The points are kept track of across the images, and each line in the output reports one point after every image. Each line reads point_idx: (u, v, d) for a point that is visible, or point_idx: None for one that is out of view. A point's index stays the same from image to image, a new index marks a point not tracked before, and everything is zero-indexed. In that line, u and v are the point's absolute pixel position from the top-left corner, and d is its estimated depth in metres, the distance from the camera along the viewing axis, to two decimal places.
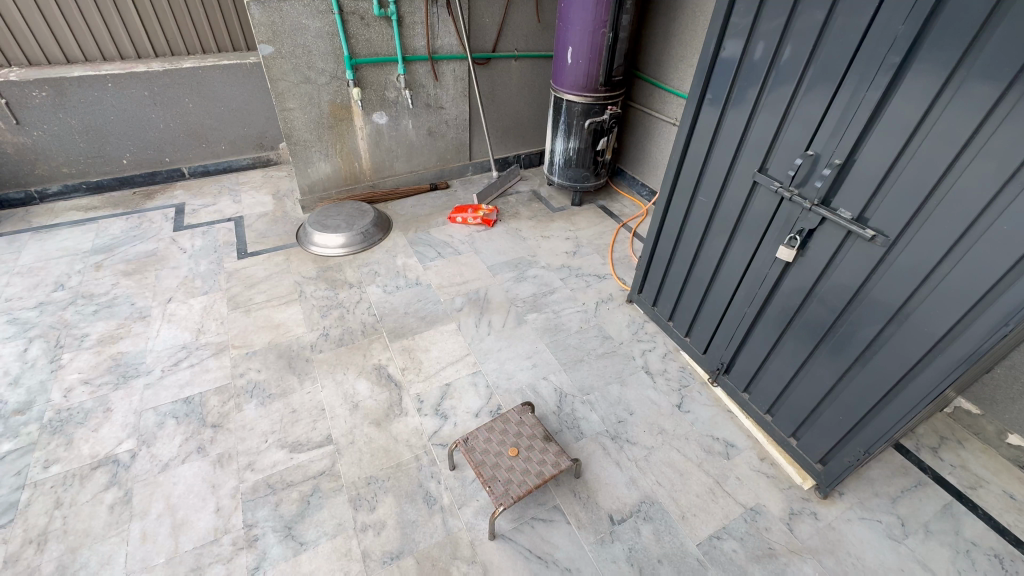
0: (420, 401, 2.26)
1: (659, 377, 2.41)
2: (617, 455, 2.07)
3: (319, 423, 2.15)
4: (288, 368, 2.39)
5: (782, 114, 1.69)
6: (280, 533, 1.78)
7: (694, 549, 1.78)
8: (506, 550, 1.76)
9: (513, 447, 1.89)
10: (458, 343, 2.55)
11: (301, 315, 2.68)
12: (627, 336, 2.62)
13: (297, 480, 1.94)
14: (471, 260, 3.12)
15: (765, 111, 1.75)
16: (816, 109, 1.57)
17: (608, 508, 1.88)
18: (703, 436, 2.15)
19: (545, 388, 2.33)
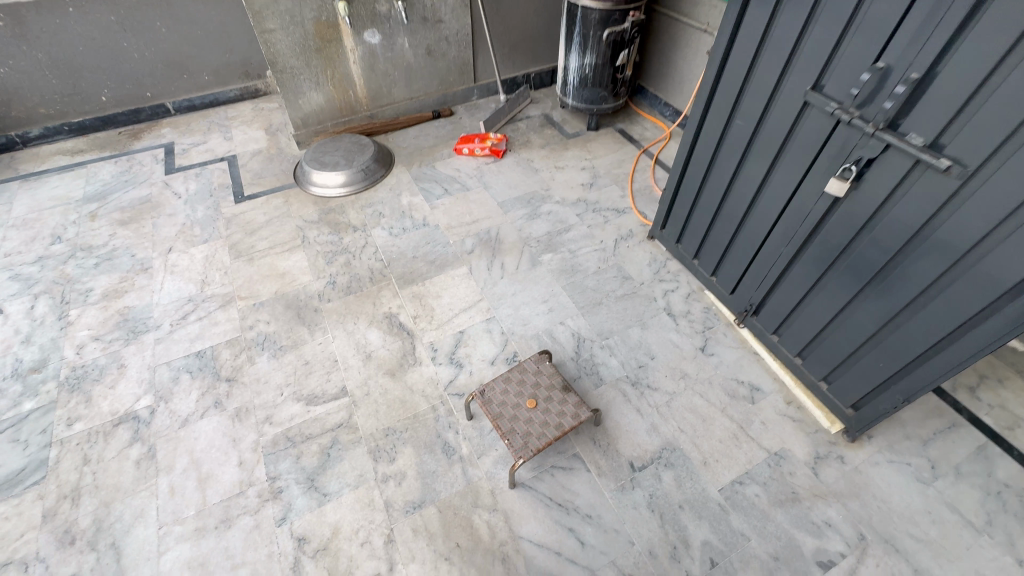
0: (434, 349, 2.20)
1: (682, 319, 2.29)
2: (638, 402, 2.01)
3: (332, 375, 2.12)
4: (298, 319, 2.32)
5: (849, 16, 1.39)
6: (304, 485, 1.81)
7: (716, 495, 1.76)
8: (527, 498, 1.76)
9: (531, 398, 1.84)
10: (471, 287, 2.44)
11: (306, 263, 2.57)
12: (648, 275, 2.48)
13: (316, 432, 1.94)
14: (480, 196, 2.92)
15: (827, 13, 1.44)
16: (895, 8, 1.28)
17: (629, 455, 1.86)
18: (727, 380, 2.07)
19: (563, 334, 2.24)
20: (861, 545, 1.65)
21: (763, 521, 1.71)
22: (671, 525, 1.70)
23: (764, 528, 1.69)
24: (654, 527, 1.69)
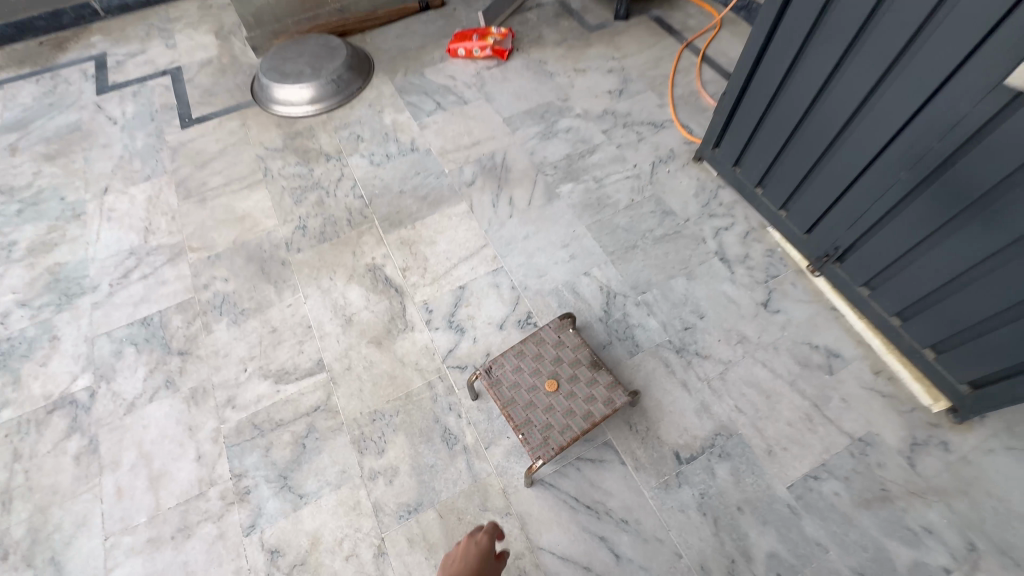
0: (428, 310, 1.78)
1: (739, 266, 1.82)
2: (684, 374, 1.60)
3: (305, 345, 1.73)
4: (261, 274, 1.89)
5: None
6: (275, 484, 1.48)
7: (784, 494, 1.41)
8: (547, 499, 1.43)
9: (552, 380, 1.44)
10: (473, 230, 1.96)
11: (269, 202, 2.09)
12: (694, 209, 1.96)
13: (288, 418, 1.59)
14: (481, 111, 2.34)
15: None
16: None
17: (673, 444, 1.48)
18: (797, 346, 1.64)
19: (588, 288, 1.79)
20: (971, 558, 1.31)
21: (844, 527, 1.36)
22: (728, 532, 1.36)
23: (845, 536, 1.35)
24: (706, 536, 1.36)
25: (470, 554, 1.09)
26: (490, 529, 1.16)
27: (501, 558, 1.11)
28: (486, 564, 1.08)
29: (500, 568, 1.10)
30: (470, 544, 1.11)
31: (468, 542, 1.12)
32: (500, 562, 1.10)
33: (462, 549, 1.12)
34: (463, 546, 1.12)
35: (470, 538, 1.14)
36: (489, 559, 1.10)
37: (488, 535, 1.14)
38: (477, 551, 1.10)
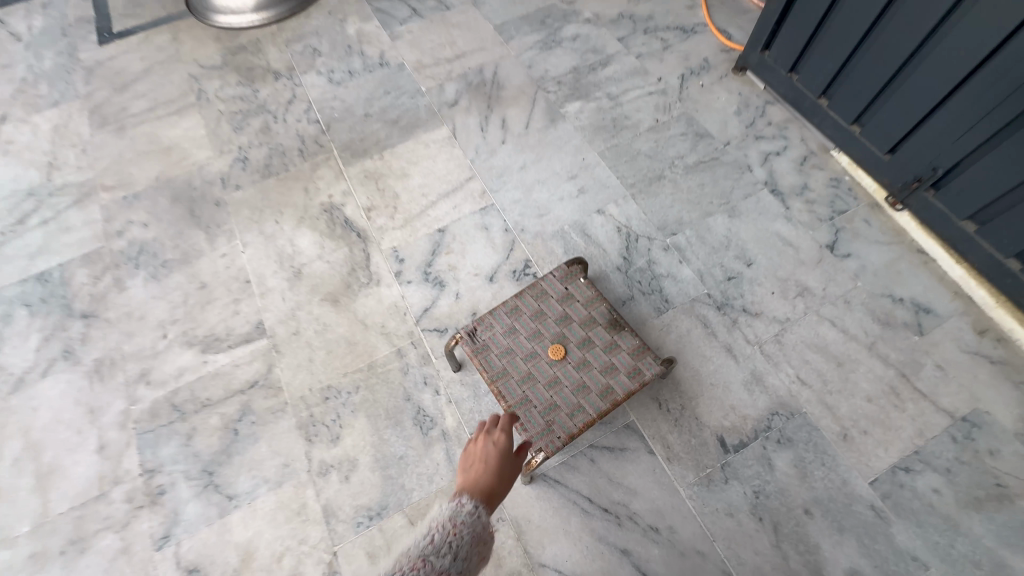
0: (398, 259, 1.40)
1: (795, 199, 1.42)
2: (729, 337, 1.23)
3: (241, 305, 1.35)
4: (189, 217, 1.50)
5: None
6: (197, 483, 1.14)
7: (865, 492, 1.06)
8: (551, 500, 1.08)
9: (558, 346, 1.06)
10: (455, 161, 1.55)
11: (203, 130, 1.68)
12: (736, 131, 1.55)
13: (216, 397, 1.23)
14: (466, 17, 1.88)
15: None
16: None
17: (716, 427, 1.13)
18: (873, 299, 1.27)
19: (602, 229, 1.40)
20: None
21: (948, 537, 1.02)
22: (792, 543, 1.02)
23: (950, 547, 1.01)
24: (763, 549, 1.02)
25: (489, 457, 0.89)
26: (507, 423, 0.95)
27: (522, 453, 0.92)
28: (508, 466, 0.89)
29: (521, 464, 0.92)
30: (486, 446, 0.91)
31: (483, 444, 0.91)
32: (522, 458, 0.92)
33: (477, 450, 0.92)
34: (479, 447, 0.92)
35: (484, 437, 0.93)
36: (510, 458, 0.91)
37: (507, 431, 0.93)
38: (496, 453, 0.90)
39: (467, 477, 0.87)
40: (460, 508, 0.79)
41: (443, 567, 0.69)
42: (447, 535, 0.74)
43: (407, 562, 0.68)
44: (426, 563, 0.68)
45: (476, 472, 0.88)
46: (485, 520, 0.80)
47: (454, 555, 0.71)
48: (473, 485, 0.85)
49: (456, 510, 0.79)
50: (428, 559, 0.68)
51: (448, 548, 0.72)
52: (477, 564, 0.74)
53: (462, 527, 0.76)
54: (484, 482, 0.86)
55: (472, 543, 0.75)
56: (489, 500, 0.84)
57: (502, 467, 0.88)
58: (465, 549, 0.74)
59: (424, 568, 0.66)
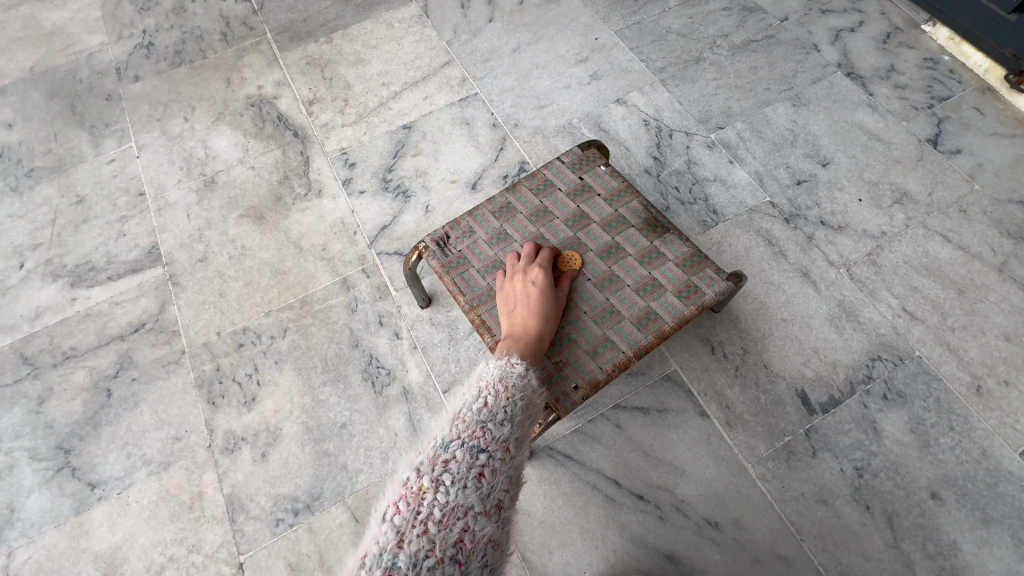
0: (349, 164, 1.03)
1: (880, 84, 1.06)
2: (803, 258, 0.89)
3: (129, 225, 0.98)
4: (70, 115, 1.12)
5: None
6: (46, 466, 0.79)
7: (1017, 467, 0.73)
8: (560, 484, 0.74)
9: (573, 255, 0.71)
10: (427, 43, 1.18)
11: (96, 11, 1.28)
12: (794, 3, 1.18)
13: (85, 346, 0.87)
14: None
15: None
16: None
17: (794, 379, 0.79)
18: (998, 207, 0.92)
19: (623, 123, 1.04)
20: None
21: None
22: (916, 544, 0.69)
23: None
24: (876, 554, 0.69)
25: (530, 299, 0.65)
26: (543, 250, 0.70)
27: (568, 287, 0.68)
28: (555, 303, 0.66)
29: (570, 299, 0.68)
30: (524, 286, 0.65)
31: (518, 284, 0.66)
32: (569, 292, 0.68)
33: (511, 290, 0.67)
34: (512, 289, 0.66)
35: (517, 271, 0.68)
36: (556, 292, 0.66)
37: (546, 259, 0.68)
38: (538, 293, 0.65)
39: (506, 328, 0.64)
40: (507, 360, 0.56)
41: (505, 438, 0.46)
42: (504, 396, 0.49)
43: (460, 427, 0.45)
44: (486, 433, 0.45)
45: (518, 317, 0.64)
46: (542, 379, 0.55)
47: (516, 423, 0.47)
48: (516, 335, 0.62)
49: (503, 370, 0.52)
50: (488, 426, 0.45)
51: (507, 412, 0.47)
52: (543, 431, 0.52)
53: (521, 387, 0.50)
54: (528, 330, 0.62)
55: (539, 405, 0.52)
56: (540, 352, 0.61)
57: (548, 306, 0.64)
58: (527, 416, 0.49)
59: (483, 440, 0.44)
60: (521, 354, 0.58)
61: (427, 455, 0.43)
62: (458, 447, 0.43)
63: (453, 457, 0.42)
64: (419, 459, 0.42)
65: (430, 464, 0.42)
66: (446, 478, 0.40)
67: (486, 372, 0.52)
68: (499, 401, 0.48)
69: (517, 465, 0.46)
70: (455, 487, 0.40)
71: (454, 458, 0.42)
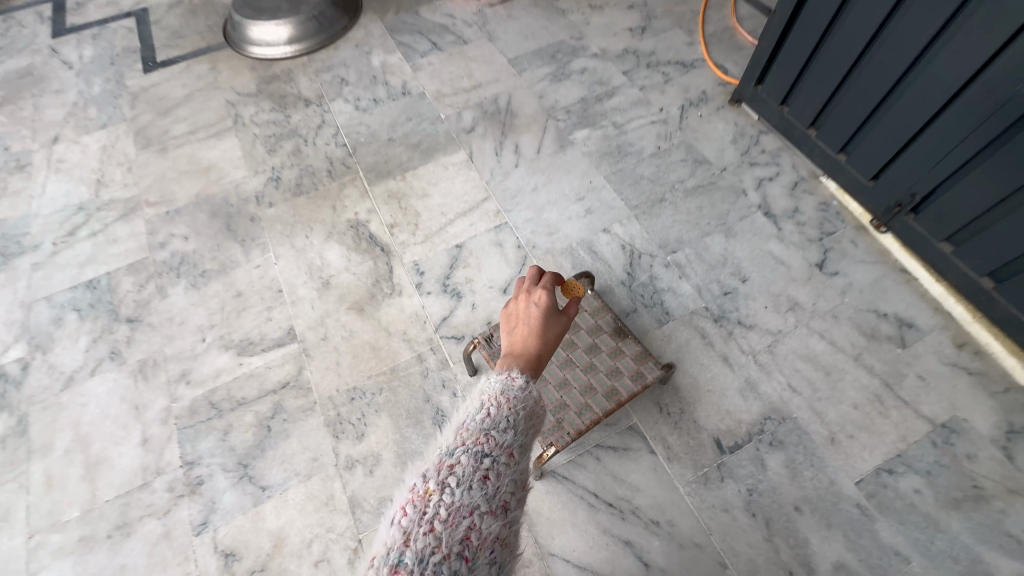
0: (419, 272, 1.51)
1: (787, 221, 1.53)
2: (725, 348, 1.33)
3: (273, 312, 1.47)
4: (226, 231, 1.63)
5: None
6: (233, 475, 1.24)
7: (853, 492, 1.14)
8: (560, 495, 1.17)
9: (577, 285, 1.14)
10: (472, 182, 1.68)
11: (239, 152, 1.82)
12: (732, 158, 1.67)
13: (251, 396, 1.34)
14: (483, 50, 2.04)
15: None
16: None
17: (713, 430, 1.22)
18: (859, 314, 1.37)
19: (608, 247, 1.52)
20: None
21: (928, 533, 1.10)
22: (784, 538, 1.10)
23: (930, 544, 1.09)
24: (756, 543, 1.10)
25: (530, 313, 0.88)
26: (548, 287, 0.93)
27: (561, 310, 0.89)
28: (553, 327, 0.86)
29: (562, 319, 0.89)
30: (528, 306, 0.89)
31: (523, 304, 0.90)
32: (562, 313, 0.89)
33: (517, 312, 0.89)
34: (519, 307, 0.90)
35: (524, 300, 0.91)
36: (552, 316, 0.87)
37: (548, 293, 0.91)
38: (536, 310, 0.88)
39: (509, 332, 0.86)
40: (508, 370, 0.73)
41: (505, 446, 0.60)
42: (504, 410, 0.64)
43: (467, 438, 0.59)
44: (487, 442, 0.59)
45: (521, 335, 0.83)
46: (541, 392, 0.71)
47: (514, 433, 0.62)
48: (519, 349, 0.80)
49: (504, 387, 0.68)
50: (489, 437, 0.60)
51: (506, 424, 0.62)
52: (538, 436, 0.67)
53: (518, 402, 0.65)
54: (527, 335, 0.83)
55: (534, 416, 0.67)
56: (534, 353, 0.79)
57: (548, 329, 0.84)
58: (524, 426, 0.64)
59: (486, 448, 0.59)
60: (518, 353, 0.79)
61: (438, 462, 0.57)
62: (463, 455, 0.57)
63: (457, 464, 0.56)
64: (430, 466, 0.57)
65: (439, 469, 0.56)
66: (452, 480, 0.54)
67: (490, 390, 0.67)
68: (499, 414, 0.63)
69: (515, 467, 0.59)
70: (460, 488, 0.54)
71: (458, 464, 0.56)
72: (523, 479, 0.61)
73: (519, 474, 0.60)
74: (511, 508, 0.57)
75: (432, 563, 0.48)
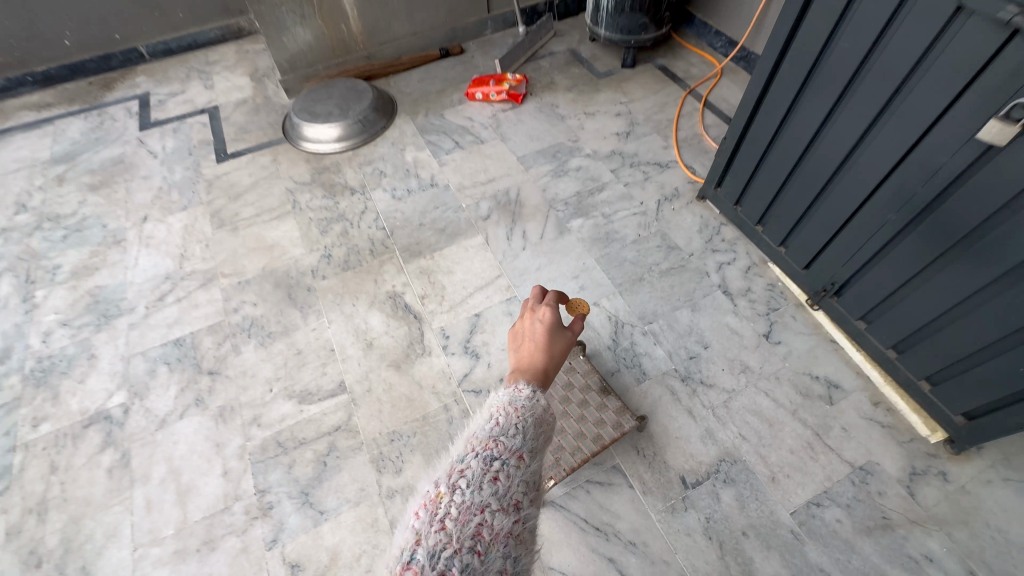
0: (445, 336, 1.88)
1: (741, 299, 1.91)
2: (690, 402, 1.67)
3: (328, 367, 1.82)
4: (288, 299, 2.01)
5: None
6: (297, 501, 1.55)
7: (788, 520, 1.45)
8: (557, 520, 1.48)
9: (582, 302, 1.41)
10: (488, 261, 2.07)
11: (297, 233, 2.22)
12: (698, 245, 2.08)
13: (311, 437, 1.67)
14: (496, 149, 2.49)
15: None
16: None
17: (679, 469, 1.54)
18: (797, 376, 1.71)
19: (597, 317, 1.89)
20: None
21: (846, 554, 1.40)
22: (733, 556, 1.41)
23: (848, 562, 1.39)
24: (712, 560, 1.40)
25: (536, 329, 1.04)
26: (552, 304, 1.07)
27: (564, 325, 1.04)
28: (556, 341, 1.01)
29: (566, 332, 1.04)
30: (534, 323, 1.05)
31: (530, 322, 1.06)
32: (565, 329, 1.04)
33: (525, 329, 1.05)
34: (526, 324, 1.06)
35: (530, 317, 1.07)
36: (556, 331, 1.03)
37: (552, 310, 1.06)
38: (541, 327, 1.04)
39: (517, 348, 1.03)
40: (514, 383, 0.89)
41: (515, 448, 0.74)
42: (512, 419, 0.78)
43: (478, 445, 0.73)
44: (498, 446, 0.73)
45: (527, 351, 1.00)
46: (544, 402, 0.84)
47: (523, 437, 0.75)
48: (525, 362, 0.97)
49: (511, 399, 0.82)
50: (499, 441, 0.73)
51: (514, 430, 0.76)
52: (542, 443, 0.79)
53: (525, 411, 0.80)
54: (534, 353, 0.98)
55: (534, 427, 0.79)
56: (541, 369, 0.95)
57: (550, 343, 1.00)
58: (531, 432, 0.78)
59: (496, 451, 0.72)
60: (526, 368, 0.94)
61: (451, 468, 0.69)
62: (473, 460, 0.70)
63: (468, 468, 0.69)
64: (443, 474, 0.69)
65: (451, 474, 0.68)
66: (462, 482, 0.67)
67: (499, 403, 0.82)
68: (507, 422, 0.77)
69: (524, 467, 0.72)
70: (472, 488, 0.66)
71: (469, 468, 0.68)
72: (529, 479, 0.72)
73: (528, 474, 0.72)
74: (517, 506, 0.68)
75: (446, 554, 0.59)
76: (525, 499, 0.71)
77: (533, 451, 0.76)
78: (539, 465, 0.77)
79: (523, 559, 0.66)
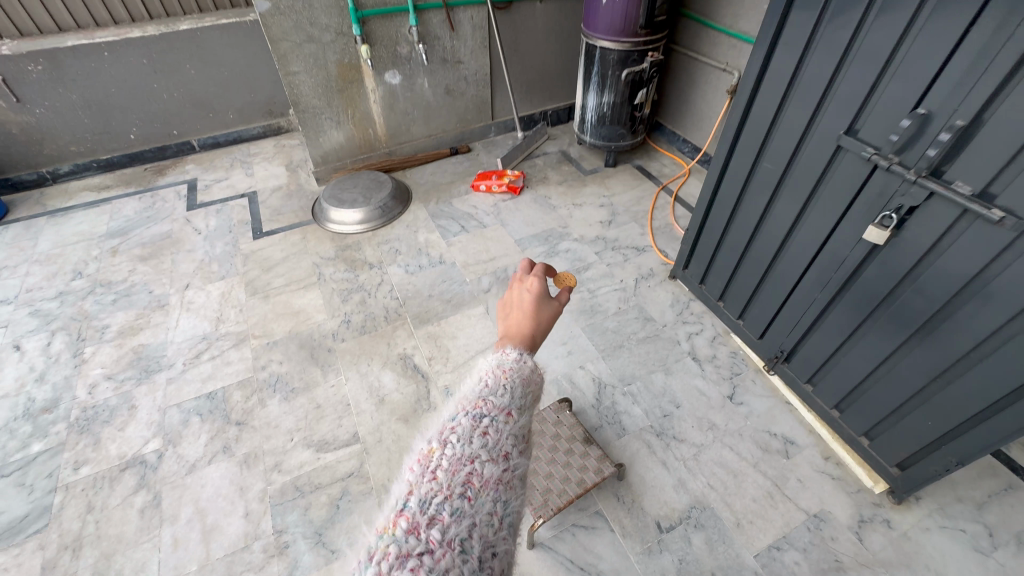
0: (448, 393, 2.13)
1: (708, 364, 2.20)
2: (664, 455, 1.90)
3: (344, 420, 2.05)
4: (311, 359, 2.27)
5: (879, 74, 1.35)
6: (311, 540, 1.72)
7: (752, 561, 1.63)
8: (546, 560, 1.65)
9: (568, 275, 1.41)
10: (488, 328, 2.37)
11: (322, 301, 2.54)
12: (670, 317, 2.40)
13: (326, 482, 1.86)
14: (497, 233, 2.89)
15: (854, 68, 1.41)
16: (926, 70, 1.24)
17: (655, 515, 1.74)
18: (758, 433, 1.95)
19: (583, 379, 2.16)
20: None
21: None
22: None
23: None
24: None
25: (524, 299, 1.06)
26: (539, 277, 1.11)
27: (550, 294, 1.07)
28: (543, 307, 1.04)
29: (552, 300, 1.07)
30: (522, 293, 1.07)
31: (519, 291, 1.08)
32: (551, 299, 1.07)
33: (514, 299, 1.07)
34: (514, 294, 1.08)
35: (518, 287, 1.09)
36: (542, 300, 1.06)
37: (539, 281, 1.09)
38: (529, 296, 1.07)
39: (506, 317, 1.04)
40: (503, 346, 0.92)
41: (503, 407, 0.77)
42: (500, 381, 0.81)
43: (468, 405, 0.76)
44: (486, 404, 0.75)
45: (516, 318, 1.02)
46: (531, 365, 0.87)
47: (510, 397, 0.78)
48: (514, 329, 0.99)
49: (500, 363, 0.85)
50: (487, 401, 0.76)
51: (502, 390, 0.79)
52: (531, 403, 0.82)
53: (514, 372, 0.82)
54: (524, 322, 1.01)
55: (521, 386, 0.82)
56: (530, 337, 0.98)
57: (538, 309, 1.02)
58: (519, 393, 0.81)
59: (484, 409, 0.74)
60: (516, 334, 0.97)
61: (443, 427, 0.73)
62: (463, 418, 0.73)
63: (458, 426, 0.72)
64: (436, 432, 0.72)
65: (443, 434, 0.72)
66: (452, 438, 0.70)
67: (487, 367, 0.84)
68: (496, 384, 0.80)
69: (511, 420, 0.75)
70: (462, 443, 0.70)
71: (459, 425, 0.72)
72: (518, 433, 0.75)
73: (516, 427, 0.75)
74: (506, 456, 0.71)
75: (437, 501, 0.63)
76: (514, 450, 0.73)
77: (521, 408, 0.79)
78: (530, 422, 0.80)
79: (515, 506, 0.69)
